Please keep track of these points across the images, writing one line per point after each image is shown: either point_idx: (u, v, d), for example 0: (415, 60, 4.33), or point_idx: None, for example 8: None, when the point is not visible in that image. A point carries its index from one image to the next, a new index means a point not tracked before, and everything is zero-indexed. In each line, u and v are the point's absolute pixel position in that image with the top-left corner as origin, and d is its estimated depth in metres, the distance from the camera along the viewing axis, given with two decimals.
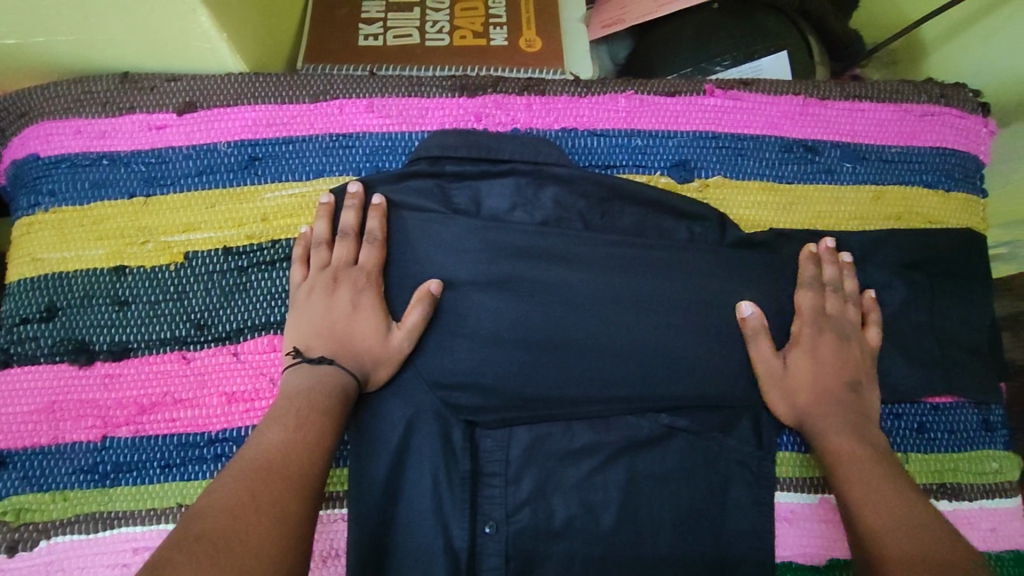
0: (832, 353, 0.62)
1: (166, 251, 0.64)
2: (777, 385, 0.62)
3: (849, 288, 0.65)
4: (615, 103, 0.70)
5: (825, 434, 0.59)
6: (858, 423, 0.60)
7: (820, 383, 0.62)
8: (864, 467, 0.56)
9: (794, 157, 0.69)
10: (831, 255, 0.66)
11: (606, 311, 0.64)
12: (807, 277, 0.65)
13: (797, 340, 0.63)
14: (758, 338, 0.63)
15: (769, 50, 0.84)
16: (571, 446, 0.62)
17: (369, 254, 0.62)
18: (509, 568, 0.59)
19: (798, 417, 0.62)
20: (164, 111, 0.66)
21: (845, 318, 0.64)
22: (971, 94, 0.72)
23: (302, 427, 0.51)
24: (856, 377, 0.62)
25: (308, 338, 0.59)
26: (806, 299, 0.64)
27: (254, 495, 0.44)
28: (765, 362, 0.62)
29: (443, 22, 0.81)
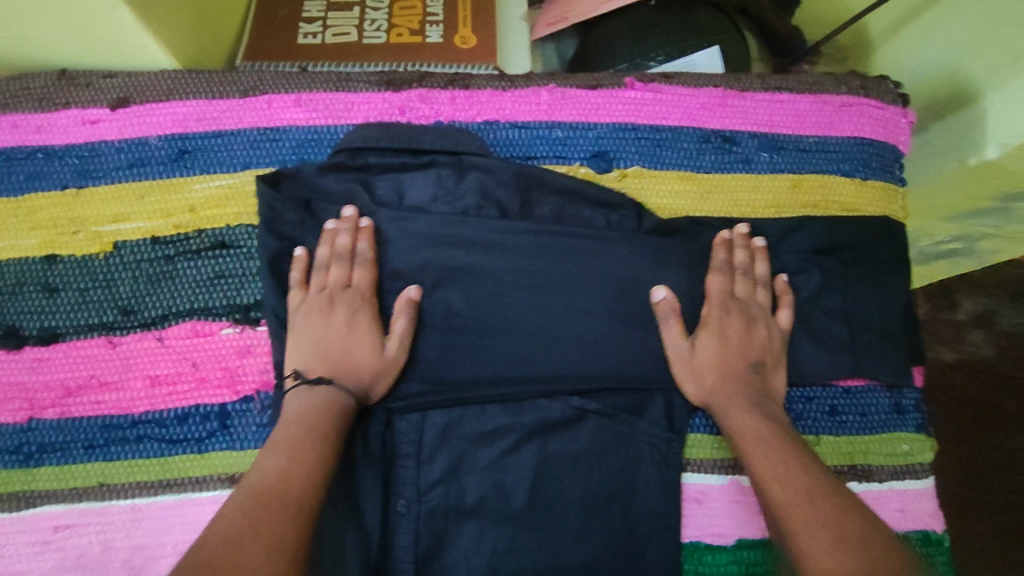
0: (739, 333, 0.64)
1: (97, 240, 0.66)
2: (687, 369, 0.63)
3: (759, 272, 0.67)
4: (538, 97, 0.71)
5: (730, 412, 0.61)
6: (762, 399, 0.62)
7: (727, 364, 0.63)
8: (766, 442, 0.57)
9: (712, 148, 0.71)
10: (742, 239, 0.67)
11: (522, 298, 0.65)
12: (717, 261, 0.66)
13: (705, 323, 0.65)
14: (670, 323, 0.64)
15: (700, 46, 0.86)
16: (483, 428, 0.63)
17: (361, 274, 0.63)
18: (419, 546, 0.61)
19: (706, 399, 0.63)
20: (98, 106, 0.68)
21: (752, 301, 0.66)
22: (891, 86, 0.73)
23: (296, 452, 0.53)
24: (762, 358, 0.64)
25: (308, 360, 0.60)
26: (714, 281, 0.66)
27: (248, 518, 0.46)
28: (675, 346, 0.64)
29: (382, 21, 0.84)
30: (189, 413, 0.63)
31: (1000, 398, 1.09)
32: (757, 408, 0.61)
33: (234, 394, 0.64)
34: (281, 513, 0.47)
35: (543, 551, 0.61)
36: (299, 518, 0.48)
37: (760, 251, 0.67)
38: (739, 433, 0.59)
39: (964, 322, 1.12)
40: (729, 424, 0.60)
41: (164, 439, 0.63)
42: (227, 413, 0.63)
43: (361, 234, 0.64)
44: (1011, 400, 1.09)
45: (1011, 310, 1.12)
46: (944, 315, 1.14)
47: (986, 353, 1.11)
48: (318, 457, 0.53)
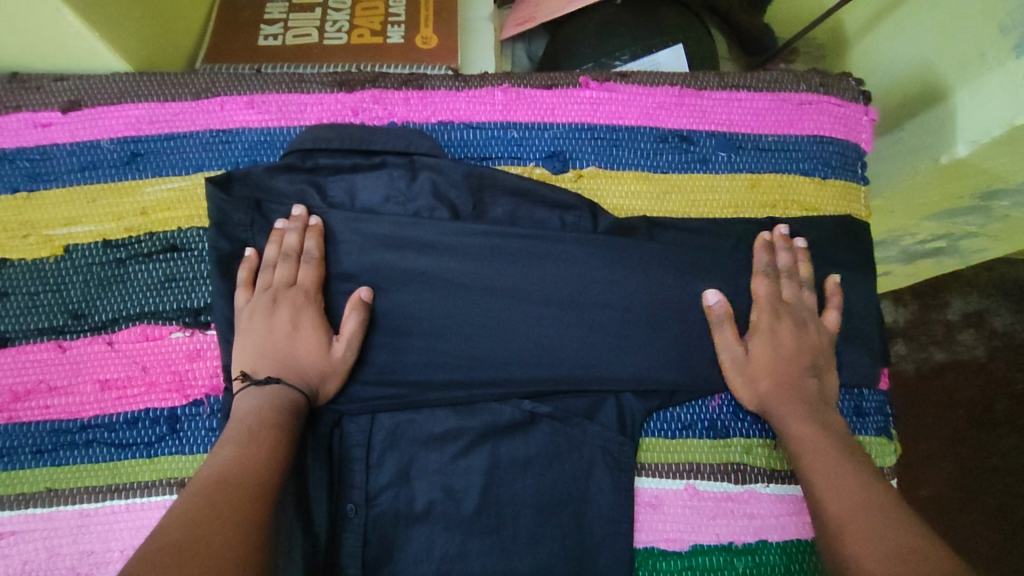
0: (792, 337, 0.63)
1: (47, 243, 0.66)
2: (743, 374, 0.63)
3: (803, 273, 0.66)
4: (492, 97, 0.71)
5: (788, 421, 0.60)
6: (818, 405, 0.61)
7: (778, 369, 0.62)
8: (823, 451, 0.56)
9: (669, 147, 0.70)
10: (782, 240, 0.67)
11: (475, 300, 0.65)
12: (760, 264, 0.65)
13: (756, 328, 0.64)
14: (723, 329, 0.63)
15: (664, 44, 0.85)
16: (433, 431, 0.63)
17: (306, 273, 0.63)
18: (368, 551, 0.60)
19: (763, 405, 0.62)
20: (49, 109, 0.68)
21: (802, 304, 0.65)
22: (852, 82, 0.72)
23: (252, 441, 0.54)
24: (816, 362, 0.63)
25: (254, 360, 0.60)
26: (762, 285, 0.65)
27: (212, 503, 0.48)
28: (729, 351, 0.63)
29: (343, 22, 0.83)
30: (138, 417, 0.63)
31: (993, 400, 1.09)
32: (811, 416, 0.60)
33: (184, 398, 0.63)
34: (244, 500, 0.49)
35: (493, 557, 0.60)
36: (260, 505, 0.49)
37: (801, 252, 0.66)
38: (799, 441, 0.58)
39: (955, 322, 1.13)
40: (787, 433, 0.59)
41: (113, 444, 0.62)
42: (177, 417, 0.63)
43: (309, 232, 0.64)
44: (1004, 402, 1.09)
45: (1005, 310, 1.13)
46: (936, 314, 1.13)
47: (978, 353, 1.11)
48: (276, 448, 0.55)
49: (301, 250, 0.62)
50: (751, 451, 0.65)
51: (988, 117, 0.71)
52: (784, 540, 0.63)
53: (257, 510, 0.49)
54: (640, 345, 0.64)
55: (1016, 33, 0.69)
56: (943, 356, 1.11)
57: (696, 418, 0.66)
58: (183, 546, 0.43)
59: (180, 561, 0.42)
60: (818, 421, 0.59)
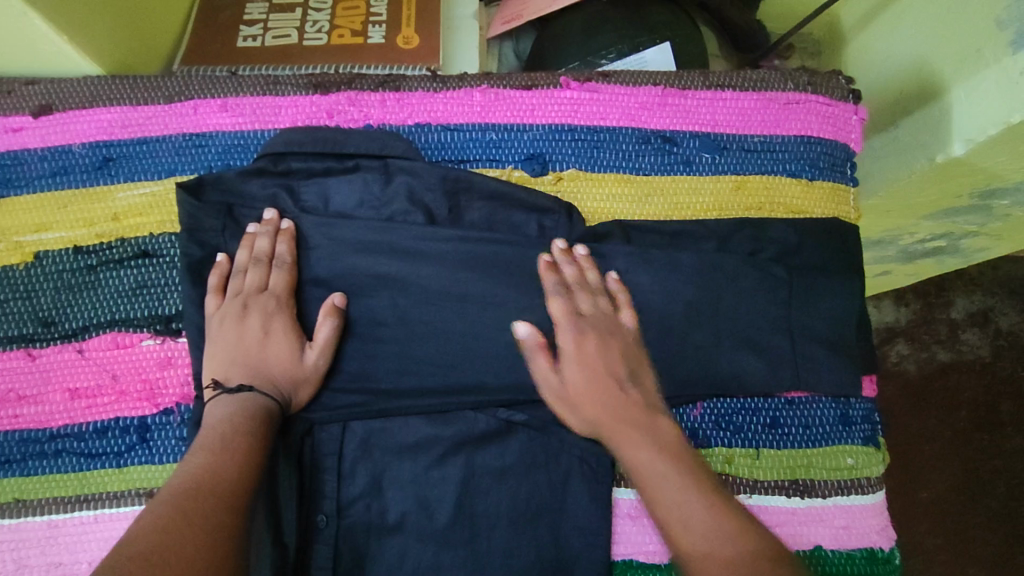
0: (598, 355, 0.59)
1: (18, 250, 0.65)
2: (566, 403, 0.59)
3: (593, 279, 0.62)
4: (470, 98, 0.69)
5: (623, 448, 0.54)
6: (643, 417, 0.55)
7: (617, 376, 0.58)
8: (664, 475, 0.50)
9: (652, 149, 0.69)
10: (562, 255, 0.63)
11: (450, 306, 0.63)
12: (549, 286, 0.61)
13: (563, 352, 0.59)
14: (537, 359, 0.60)
15: (652, 43, 0.83)
16: (406, 441, 0.61)
17: (278, 279, 0.62)
18: (339, 563, 0.59)
19: (595, 430, 0.57)
20: (20, 113, 0.67)
21: (599, 314, 0.61)
22: (842, 81, 0.70)
23: (225, 449, 0.52)
24: (632, 371, 0.59)
25: (225, 368, 0.59)
26: (554, 304, 0.61)
27: (184, 515, 0.46)
28: (545, 381, 0.60)
29: (323, 22, 0.82)
30: (108, 427, 0.62)
31: (999, 400, 1.07)
32: (646, 433, 0.54)
33: (153, 407, 0.62)
34: (217, 514, 0.47)
35: (467, 570, 0.59)
36: (234, 517, 0.48)
37: (585, 260, 0.63)
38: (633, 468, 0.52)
39: (959, 322, 1.10)
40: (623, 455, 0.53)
41: (82, 453, 0.61)
42: (147, 426, 0.62)
43: (281, 237, 0.62)
44: (1010, 402, 1.07)
45: (1010, 309, 1.11)
46: (940, 313, 1.11)
47: (982, 353, 1.09)
48: (249, 453, 0.53)
49: (273, 254, 0.61)
50: (734, 461, 0.63)
51: (985, 115, 0.68)
52: None
53: (232, 522, 0.47)
54: None
55: (1014, 29, 0.66)
56: (946, 356, 1.09)
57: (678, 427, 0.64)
58: (153, 565, 0.42)
59: None
60: (649, 437, 0.53)
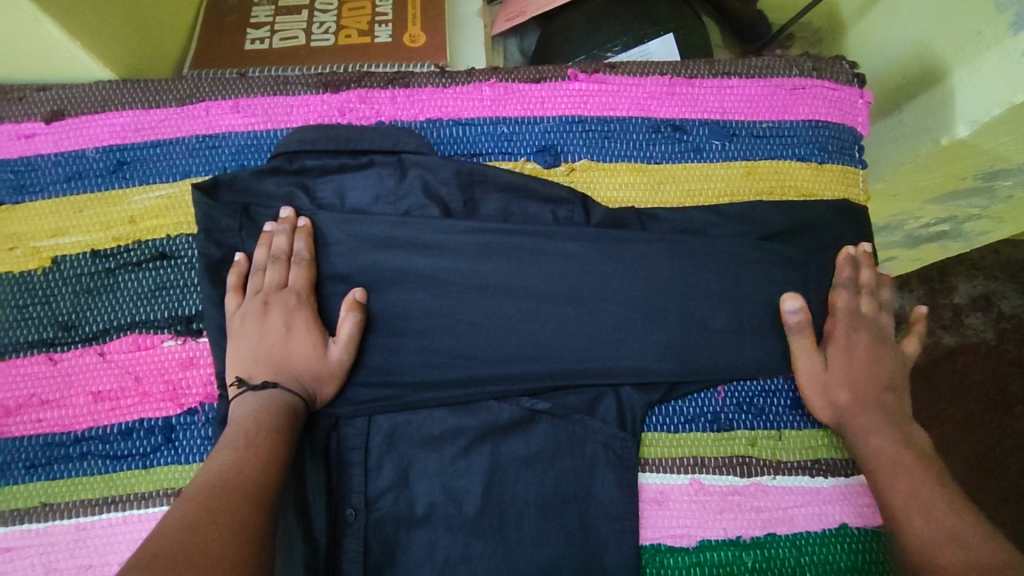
0: (868, 355, 0.63)
1: (35, 255, 0.65)
2: (819, 383, 0.62)
3: (883, 293, 0.66)
4: (480, 93, 0.70)
5: (866, 433, 0.59)
6: (899, 421, 0.60)
7: (881, 383, 0.62)
8: (903, 460, 0.56)
9: (662, 137, 0.69)
10: (868, 257, 0.65)
11: (469, 297, 0.64)
12: (844, 276, 0.65)
13: (833, 339, 0.63)
14: (802, 337, 0.62)
15: (655, 34, 0.84)
16: (431, 432, 0.61)
17: (298, 275, 0.62)
18: (369, 558, 0.58)
19: (841, 416, 0.61)
20: (32, 120, 0.67)
21: (879, 323, 0.65)
22: (846, 65, 0.71)
23: (249, 447, 0.53)
24: (896, 383, 0.63)
25: (248, 365, 0.59)
26: (841, 297, 0.64)
27: (210, 513, 0.46)
28: (807, 359, 0.62)
29: (330, 23, 0.83)
30: (132, 428, 0.61)
31: (1006, 381, 1.08)
32: (891, 431, 0.59)
33: (178, 408, 0.62)
34: (242, 513, 0.47)
35: (498, 560, 0.59)
36: (256, 514, 0.48)
37: (885, 272, 0.66)
38: (875, 454, 0.58)
39: (963, 306, 1.11)
40: (864, 446, 0.59)
41: (107, 456, 0.61)
42: (172, 427, 0.61)
43: (297, 235, 0.63)
44: (1017, 383, 1.08)
45: (1012, 292, 1.12)
46: (942, 299, 1.12)
47: (987, 337, 1.10)
48: (276, 451, 0.53)
49: (291, 251, 0.62)
50: (757, 443, 0.64)
51: (984, 96, 0.70)
52: (793, 532, 0.61)
53: (258, 521, 0.48)
54: (639, 337, 0.63)
55: (1013, 11, 0.67)
56: (952, 340, 1.10)
57: (700, 411, 0.64)
58: (178, 558, 0.42)
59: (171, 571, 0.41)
60: (896, 439, 0.58)
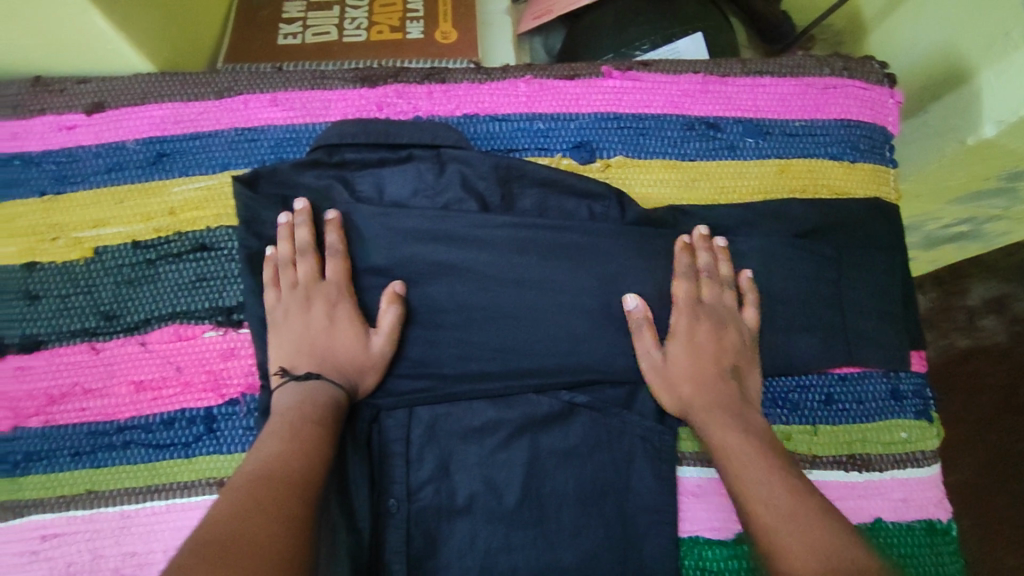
0: (711, 342, 0.62)
1: (77, 246, 0.66)
2: (666, 377, 0.62)
3: (723, 273, 0.65)
4: (516, 89, 0.70)
5: (708, 426, 0.59)
6: (742, 411, 0.60)
7: (726, 367, 0.62)
8: (745, 458, 0.56)
9: (696, 135, 0.70)
10: (702, 241, 0.65)
11: (508, 291, 0.65)
12: (681, 266, 0.64)
13: (675, 333, 0.63)
14: (642, 334, 0.63)
15: (685, 33, 0.85)
16: (472, 424, 0.62)
17: (334, 266, 0.63)
18: (411, 548, 0.59)
19: (684, 410, 0.61)
20: (73, 112, 0.68)
21: (720, 304, 0.64)
22: (876, 65, 0.72)
23: (294, 439, 0.53)
24: (739, 367, 0.62)
25: (291, 357, 0.60)
26: (679, 287, 0.64)
27: (258, 504, 0.46)
28: (647, 357, 0.62)
29: (362, 19, 0.83)
30: (174, 418, 0.62)
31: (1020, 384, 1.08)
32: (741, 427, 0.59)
33: (219, 398, 0.62)
34: (289, 505, 0.47)
35: (538, 551, 0.60)
36: (302, 505, 0.48)
37: (721, 252, 0.65)
38: (728, 451, 0.57)
39: (977, 309, 1.12)
40: (710, 440, 0.59)
41: (150, 445, 0.61)
42: (213, 417, 0.62)
43: (327, 225, 0.63)
44: None
45: None
46: (957, 300, 1.13)
47: (1001, 339, 1.10)
48: (319, 443, 0.54)
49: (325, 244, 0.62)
50: (791, 438, 0.64)
51: (1014, 96, 0.70)
52: None
53: (304, 512, 0.48)
54: None
55: None
56: (966, 342, 1.11)
57: None
58: (231, 547, 0.42)
59: (223, 560, 0.41)
60: (735, 429, 0.58)
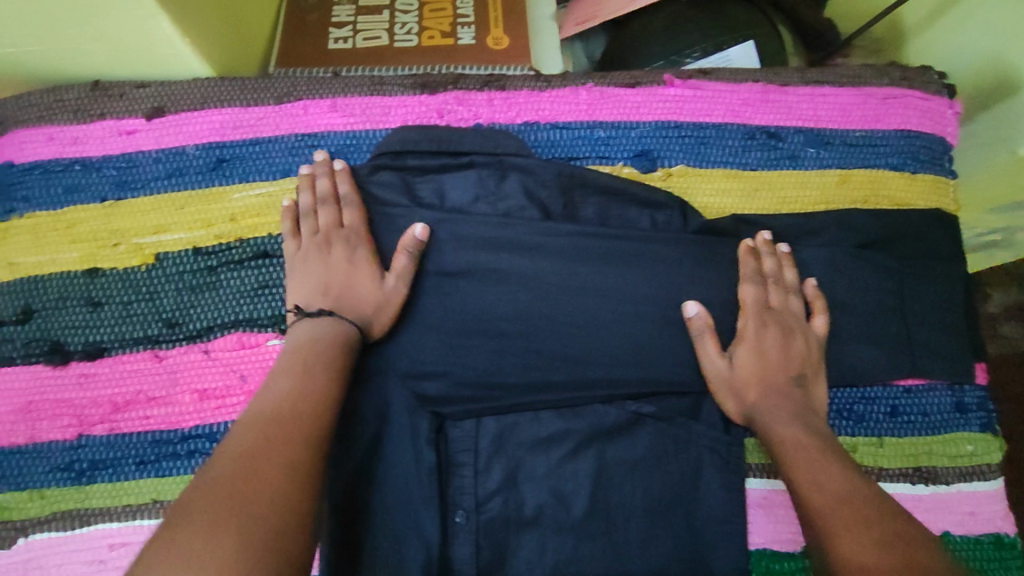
0: (780, 348, 0.62)
1: (138, 252, 0.65)
2: (731, 382, 0.62)
3: (789, 279, 0.65)
4: (576, 96, 0.70)
5: (771, 426, 0.60)
6: (806, 414, 0.60)
7: (793, 372, 0.62)
8: (807, 452, 0.57)
9: (758, 144, 0.70)
10: (767, 247, 0.65)
11: (571, 301, 0.64)
12: (747, 271, 0.64)
13: (742, 338, 0.63)
14: (705, 339, 0.62)
15: (736, 41, 0.84)
16: (538, 435, 0.63)
17: (350, 215, 0.63)
18: (480, 558, 0.60)
19: (749, 413, 0.61)
20: (134, 116, 0.68)
21: (787, 311, 0.63)
22: (934, 76, 0.72)
23: (307, 376, 0.53)
24: (805, 373, 0.62)
25: (308, 295, 0.61)
26: (747, 292, 0.63)
27: (269, 441, 0.47)
28: (712, 362, 0.62)
29: (412, 24, 0.82)
30: None
31: None
32: (803, 425, 0.59)
33: None
34: (300, 446, 0.48)
35: (606, 562, 0.60)
36: (315, 449, 0.48)
37: (786, 258, 0.65)
38: (791, 447, 0.58)
39: None
40: (772, 436, 0.59)
41: None
42: None
43: (338, 177, 0.63)
44: None
45: None
46: None
47: None
48: (330, 377, 0.54)
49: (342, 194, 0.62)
50: (857, 449, 0.64)
51: None
52: None
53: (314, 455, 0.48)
54: None
55: None
56: None
57: None
58: (235, 484, 0.43)
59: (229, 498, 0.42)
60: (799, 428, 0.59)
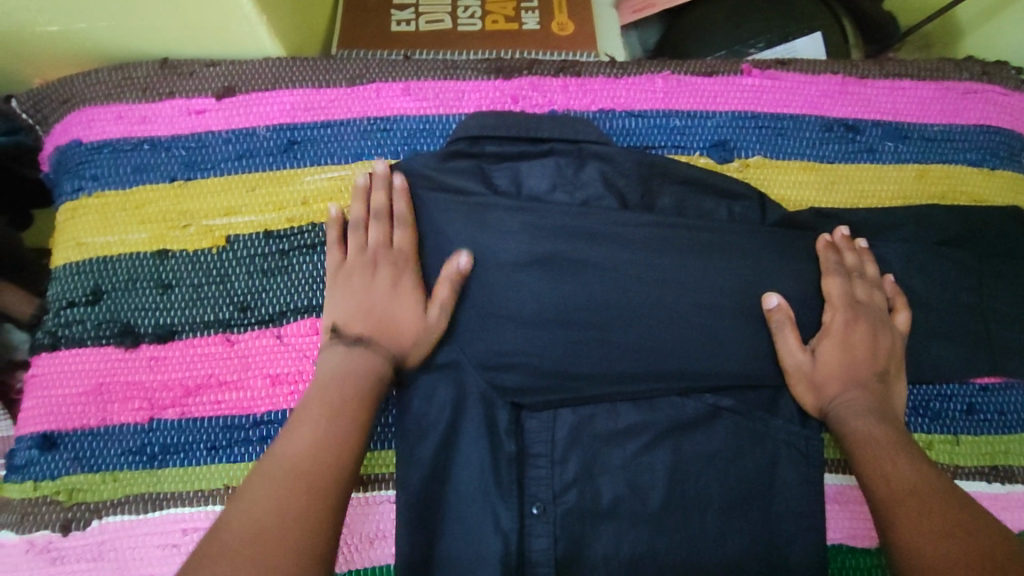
0: (865, 342, 0.61)
1: (208, 234, 0.64)
2: (813, 376, 0.61)
3: (870, 274, 0.64)
4: (653, 84, 0.70)
5: (846, 418, 0.59)
6: (885, 410, 0.59)
7: (876, 367, 0.61)
8: (880, 443, 0.56)
9: (836, 136, 0.69)
10: (847, 242, 0.65)
11: (650, 291, 0.62)
12: (829, 264, 0.63)
13: (827, 331, 0.62)
14: (785, 332, 0.61)
15: (803, 32, 0.83)
16: (616, 426, 0.61)
17: (402, 234, 0.61)
18: (558, 550, 0.58)
19: (827, 408, 0.60)
20: (203, 96, 0.66)
21: (872, 305, 0.62)
22: (1014, 72, 0.73)
23: (306, 461, 0.49)
24: (887, 370, 0.61)
25: (346, 316, 0.59)
26: (832, 285, 0.63)
27: (267, 526, 0.45)
28: (793, 356, 0.61)
29: (475, 8, 0.81)
30: None
31: None
32: (879, 419, 0.59)
33: None
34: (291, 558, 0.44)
35: (684, 556, 0.59)
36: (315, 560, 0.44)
37: (866, 254, 0.64)
38: (866, 439, 0.57)
39: None
40: (846, 428, 0.59)
41: None
42: None
43: (396, 193, 0.62)
44: None
45: None
46: None
47: None
48: (359, 420, 0.53)
49: (396, 214, 0.61)
50: (933, 447, 0.64)
51: None
52: None
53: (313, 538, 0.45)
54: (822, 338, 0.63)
55: None
56: None
57: None
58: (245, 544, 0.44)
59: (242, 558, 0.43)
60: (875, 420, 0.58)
